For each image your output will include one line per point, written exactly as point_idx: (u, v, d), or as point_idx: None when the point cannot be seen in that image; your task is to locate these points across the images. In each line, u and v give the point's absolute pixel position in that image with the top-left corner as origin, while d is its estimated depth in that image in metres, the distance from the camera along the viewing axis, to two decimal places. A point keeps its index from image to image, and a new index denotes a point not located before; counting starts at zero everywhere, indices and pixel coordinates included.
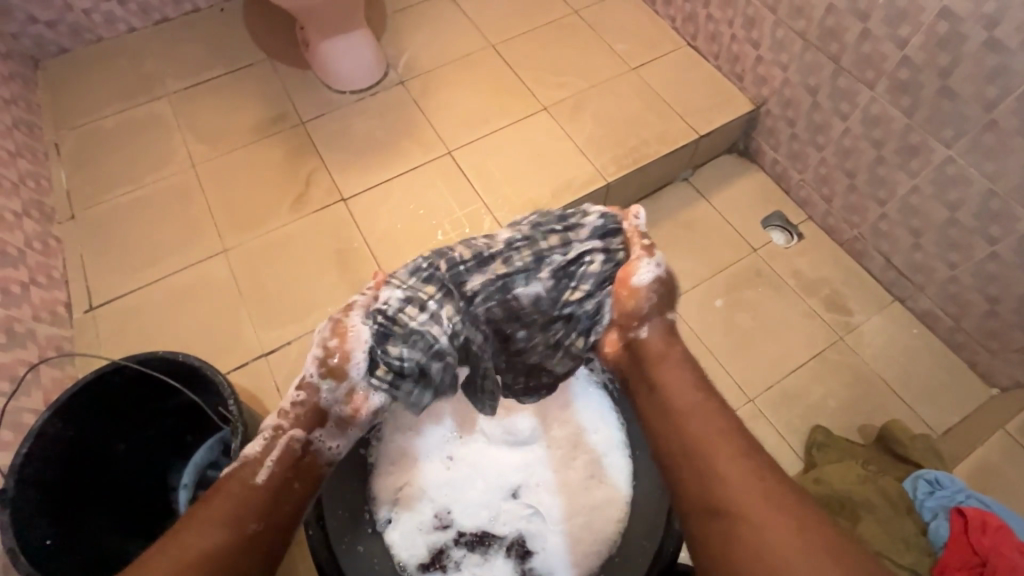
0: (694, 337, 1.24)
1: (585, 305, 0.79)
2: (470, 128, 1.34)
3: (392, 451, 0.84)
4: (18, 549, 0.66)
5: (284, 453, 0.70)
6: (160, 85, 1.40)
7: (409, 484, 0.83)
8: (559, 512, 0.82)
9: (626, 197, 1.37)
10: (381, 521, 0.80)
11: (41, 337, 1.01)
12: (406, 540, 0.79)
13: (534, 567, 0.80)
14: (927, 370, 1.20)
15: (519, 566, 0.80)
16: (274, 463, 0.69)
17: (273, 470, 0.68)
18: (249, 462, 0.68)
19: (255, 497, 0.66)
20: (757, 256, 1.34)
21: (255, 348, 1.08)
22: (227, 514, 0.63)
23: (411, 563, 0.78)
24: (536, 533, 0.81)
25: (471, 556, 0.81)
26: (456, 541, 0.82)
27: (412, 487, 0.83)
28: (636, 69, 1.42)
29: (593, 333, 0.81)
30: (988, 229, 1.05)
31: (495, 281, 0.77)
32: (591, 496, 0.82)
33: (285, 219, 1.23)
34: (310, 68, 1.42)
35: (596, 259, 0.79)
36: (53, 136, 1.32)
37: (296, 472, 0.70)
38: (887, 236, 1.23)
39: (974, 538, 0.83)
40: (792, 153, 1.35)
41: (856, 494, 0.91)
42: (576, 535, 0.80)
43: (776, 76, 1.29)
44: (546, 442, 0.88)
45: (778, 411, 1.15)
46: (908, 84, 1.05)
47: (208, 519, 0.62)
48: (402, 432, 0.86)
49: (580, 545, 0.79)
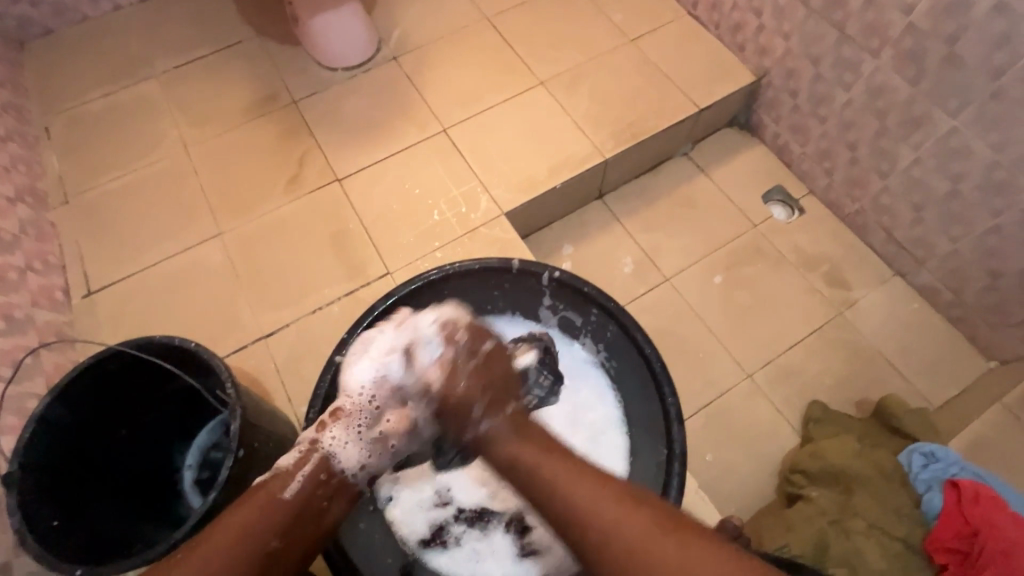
0: (693, 315, 1.23)
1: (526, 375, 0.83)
2: (465, 106, 1.31)
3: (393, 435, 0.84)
4: (25, 529, 0.67)
5: (316, 466, 0.67)
6: (148, 65, 1.37)
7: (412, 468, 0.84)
8: None
9: (624, 172, 1.35)
10: (383, 499, 0.82)
11: (40, 323, 1.02)
12: (406, 517, 0.81)
13: (530, 542, 0.81)
14: (926, 345, 1.19)
15: (516, 541, 0.81)
16: (305, 478, 0.65)
17: (302, 485, 0.64)
18: (281, 475, 0.65)
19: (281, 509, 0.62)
20: (757, 232, 1.33)
21: (254, 331, 1.08)
22: (243, 524, 0.59)
23: (412, 539, 0.80)
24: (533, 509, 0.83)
25: (471, 534, 0.82)
26: (455, 517, 0.83)
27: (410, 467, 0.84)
28: (634, 41, 1.38)
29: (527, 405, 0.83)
30: (991, 202, 1.03)
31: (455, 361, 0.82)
32: None
33: (280, 201, 1.22)
34: (300, 46, 1.39)
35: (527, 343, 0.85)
36: (42, 120, 1.30)
37: (324, 491, 0.66)
38: (889, 210, 1.21)
39: (966, 509, 0.83)
40: (794, 126, 1.32)
41: (850, 468, 0.92)
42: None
43: (777, 46, 1.26)
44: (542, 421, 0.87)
45: (777, 386, 1.16)
46: (913, 52, 1.02)
47: (233, 525, 0.59)
48: None
49: None
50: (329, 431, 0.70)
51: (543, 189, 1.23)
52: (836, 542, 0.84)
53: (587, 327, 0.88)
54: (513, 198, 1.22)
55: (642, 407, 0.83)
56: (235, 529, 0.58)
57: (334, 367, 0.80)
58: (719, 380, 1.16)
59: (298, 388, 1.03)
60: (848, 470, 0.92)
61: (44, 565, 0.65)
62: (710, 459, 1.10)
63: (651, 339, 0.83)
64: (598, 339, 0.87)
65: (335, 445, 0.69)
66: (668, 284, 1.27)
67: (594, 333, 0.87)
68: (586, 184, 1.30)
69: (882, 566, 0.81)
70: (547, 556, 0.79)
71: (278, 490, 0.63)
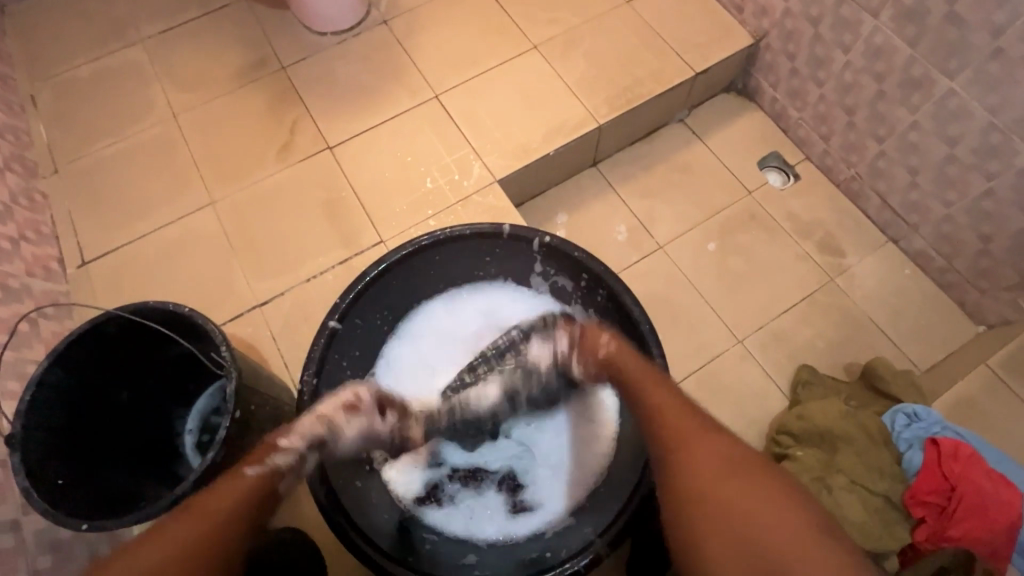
0: (686, 282, 1.24)
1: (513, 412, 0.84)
2: (457, 70, 1.29)
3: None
4: (31, 487, 0.69)
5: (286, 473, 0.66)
6: (133, 31, 1.34)
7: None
8: (546, 449, 0.86)
9: (619, 139, 1.34)
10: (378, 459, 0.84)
11: (36, 292, 1.02)
12: (401, 476, 0.84)
13: (522, 500, 0.84)
14: (916, 310, 1.20)
15: (509, 499, 0.84)
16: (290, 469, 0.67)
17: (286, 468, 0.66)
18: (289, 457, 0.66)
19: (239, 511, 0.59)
20: (752, 198, 1.32)
21: (249, 299, 1.09)
22: (215, 504, 0.59)
23: (408, 498, 0.83)
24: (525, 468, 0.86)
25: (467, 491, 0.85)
26: (450, 476, 0.86)
27: None
28: (631, 3, 1.35)
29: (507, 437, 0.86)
30: (987, 165, 1.03)
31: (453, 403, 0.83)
32: (581, 432, 0.86)
33: (271, 170, 1.21)
34: (288, 9, 1.35)
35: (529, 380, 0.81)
36: (27, 87, 1.28)
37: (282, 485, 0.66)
38: (885, 175, 1.21)
39: (945, 466, 0.86)
40: (792, 90, 1.30)
41: (835, 429, 0.94)
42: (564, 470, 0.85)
43: (777, 7, 1.23)
44: None
45: (767, 351, 1.17)
46: (914, 11, 1.00)
47: (202, 508, 0.58)
48: (394, 378, 0.90)
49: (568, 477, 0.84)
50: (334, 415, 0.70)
51: (537, 156, 1.22)
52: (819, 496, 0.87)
53: (578, 291, 0.88)
54: (506, 165, 1.21)
55: None
56: (208, 512, 0.58)
57: (327, 332, 0.80)
58: (711, 346, 1.18)
59: (294, 354, 1.05)
60: (833, 430, 0.94)
61: (53, 520, 0.67)
62: None
63: (641, 303, 0.81)
64: (588, 303, 0.88)
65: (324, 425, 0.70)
66: (662, 251, 1.27)
67: (584, 300, 0.88)
68: (580, 151, 1.29)
69: (861, 519, 0.85)
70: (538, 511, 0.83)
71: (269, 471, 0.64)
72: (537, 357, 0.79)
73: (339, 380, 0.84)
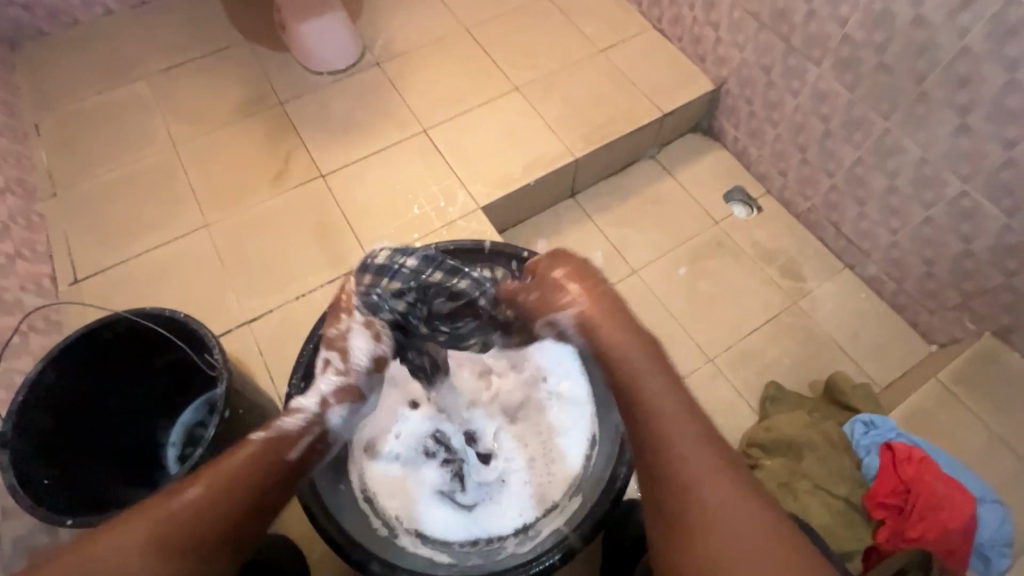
0: (658, 303, 1.31)
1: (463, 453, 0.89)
2: (445, 108, 1.39)
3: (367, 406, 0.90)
4: (17, 485, 0.69)
5: (314, 437, 0.75)
6: (139, 67, 1.43)
7: (403, 436, 0.88)
8: (500, 460, 0.88)
9: (596, 172, 1.43)
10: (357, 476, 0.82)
11: (28, 306, 1.04)
12: (387, 490, 0.83)
13: (496, 502, 0.84)
14: (872, 330, 1.28)
15: (482, 501, 0.85)
16: (306, 444, 0.74)
17: (305, 448, 0.73)
18: (285, 436, 0.72)
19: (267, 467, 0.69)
20: (719, 228, 1.42)
21: (238, 317, 1.13)
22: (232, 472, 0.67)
23: (397, 516, 0.81)
24: (495, 474, 0.87)
25: (439, 476, 0.87)
26: (433, 495, 0.85)
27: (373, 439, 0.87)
28: (604, 52, 1.47)
29: (450, 464, 0.87)
30: (923, 195, 1.12)
31: (449, 463, 0.88)
32: (542, 448, 0.87)
33: (266, 196, 1.27)
34: (288, 52, 1.45)
35: (477, 449, 0.89)
36: (33, 116, 1.35)
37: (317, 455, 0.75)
38: (837, 207, 1.31)
39: (900, 469, 0.91)
40: (751, 130, 1.42)
41: (800, 437, 0.99)
42: (530, 476, 0.86)
43: (733, 57, 1.36)
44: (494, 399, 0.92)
45: (737, 369, 1.24)
46: (850, 60, 1.12)
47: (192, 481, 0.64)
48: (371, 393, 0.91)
49: (536, 482, 0.85)
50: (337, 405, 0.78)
51: (518, 186, 1.30)
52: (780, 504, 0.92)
53: None
54: (489, 193, 1.29)
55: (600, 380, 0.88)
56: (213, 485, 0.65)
57: (317, 338, 0.84)
58: (683, 365, 1.24)
59: (281, 370, 1.08)
60: (798, 439, 0.99)
61: (39, 518, 0.67)
62: None
63: None
64: None
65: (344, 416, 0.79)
66: (637, 276, 1.35)
67: None
68: (558, 182, 1.37)
69: (824, 521, 0.89)
70: (511, 509, 0.83)
71: (283, 451, 0.71)
72: (472, 446, 0.89)
73: None
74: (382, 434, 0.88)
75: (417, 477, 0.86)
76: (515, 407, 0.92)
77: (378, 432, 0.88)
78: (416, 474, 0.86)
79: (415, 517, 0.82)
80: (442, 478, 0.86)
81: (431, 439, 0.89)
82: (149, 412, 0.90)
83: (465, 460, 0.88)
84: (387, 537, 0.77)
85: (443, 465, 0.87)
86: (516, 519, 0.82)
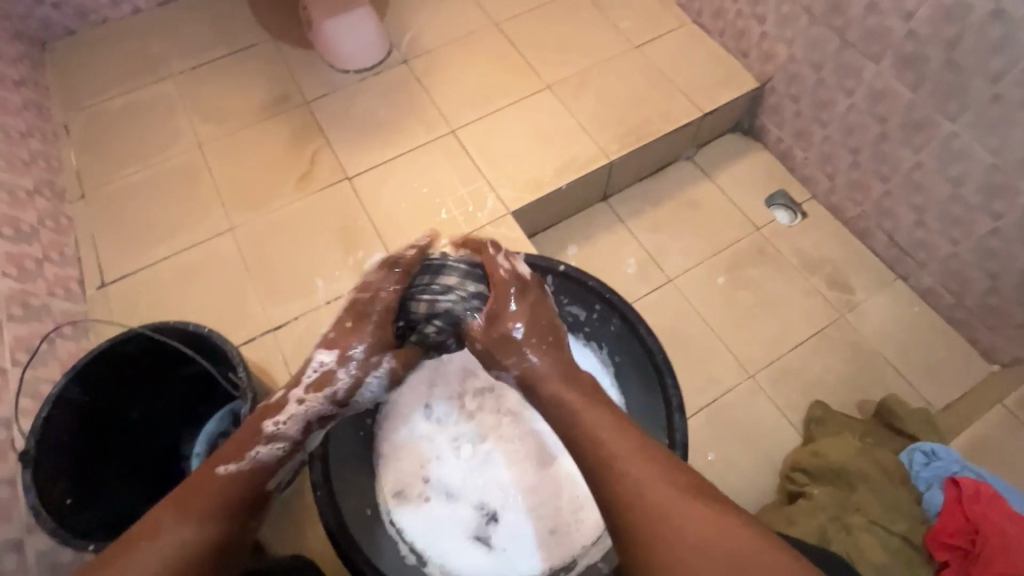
0: (694, 314, 1.25)
1: (494, 489, 0.84)
2: (473, 107, 1.34)
3: (397, 433, 0.86)
4: (39, 506, 0.68)
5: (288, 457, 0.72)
6: (166, 66, 1.41)
7: (432, 471, 0.85)
8: (529, 500, 0.83)
9: (630, 175, 1.37)
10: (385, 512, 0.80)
11: (55, 311, 1.03)
12: (416, 527, 0.81)
13: (524, 546, 0.80)
14: (926, 347, 1.20)
15: (510, 544, 0.81)
16: (283, 467, 0.71)
17: (281, 475, 0.72)
18: (262, 468, 0.69)
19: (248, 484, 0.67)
20: (760, 234, 1.34)
21: (262, 324, 1.11)
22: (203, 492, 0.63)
23: (424, 554, 0.79)
24: (525, 515, 0.82)
25: (468, 513, 0.83)
26: (461, 534, 0.81)
27: (403, 471, 0.84)
28: (640, 47, 1.40)
29: (480, 502, 0.84)
30: (991, 205, 1.03)
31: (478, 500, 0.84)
32: (574, 490, 0.83)
33: (291, 198, 1.24)
34: (314, 49, 1.42)
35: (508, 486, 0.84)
36: (63, 116, 1.34)
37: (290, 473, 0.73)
38: (891, 214, 1.22)
39: (966, 506, 0.85)
40: (796, 131, 1.33)
41: (851, 465, 0.93)
42: (561, 520, 0.81)
43: (780, 53, 1.27)
44: (525, 431, 0.88)
45: (778, 387, 1.17)
46: (913, 58, 1.03)
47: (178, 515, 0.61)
48: (401, 421, 0.87)
49: (565, 526, 0.81)
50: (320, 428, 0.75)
51: (549, 190, 1.25)
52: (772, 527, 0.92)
53: (588, 324, 0.88)
54: (519, 197, 1.24)
55: (643, 404, 0.82)
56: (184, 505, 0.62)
57: None
58: (721, 381, 1.18)
59: None
60: (848, 467, 0.93)
61: (60, 541, 0.66)
62: (712, 458, 1.11)
63: (654, 333, 0.83)
64: (602, 338, 0.87)
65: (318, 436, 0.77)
66: (672, 284, 1.29)
67: (594, 337, 0.88)
68: (590, 185, 1.31)
69: (882, 560, 0.83)
70: (540, 555, 0.79)
71: (259, 480, 0.68)
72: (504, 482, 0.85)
73: None
74: (411, 467, 0.85)
75: (446, 514, 0.82)
76: (549, 438, 0.87)
77: (408, 464, 0.85)
78: (445, 511, 0.83)
79: (442, 558, 0.79)
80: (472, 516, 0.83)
81: (461, 473, 0.85)
82: (170, 425, 0.90)
83: (494, 498, 0.84)
84: (415, 564, 0.78)
85: (472, 502, 0.84)
86: (542, 566, 0.79)
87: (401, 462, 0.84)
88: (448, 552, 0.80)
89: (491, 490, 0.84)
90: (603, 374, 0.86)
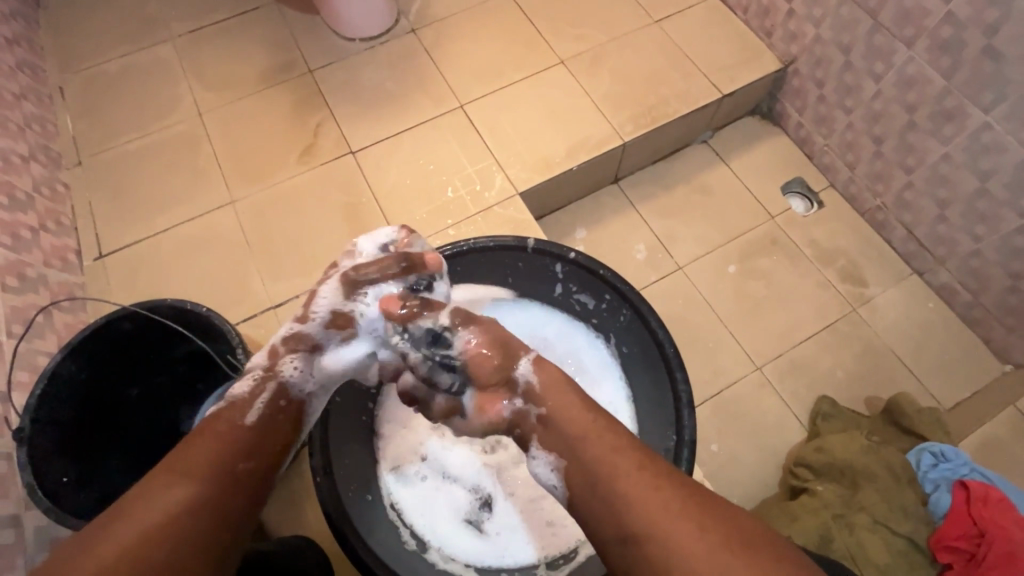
0: (704, 303, 1.22)
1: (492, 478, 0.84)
2: (483, 82, 1.28)
3: (401, 413, 0.86)
4: (34, 484, 0.67)
5: (272, 395, 0.69)
6: (165, 29, 1.36)
7: (434, 454, 0.85)
8: (527, 490, 0.83)
9: (644, 157, 1.33)
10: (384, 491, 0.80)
11: (52, 282, 1.01)
12: (413, 509, 0.81)
13: (518, 535, 0.80)
14: (939, 345, 1.17)
15: (504, 532, 0.80)
16: (264, 404, 0.68)
17: (262, 411, 0.67)
18: (237, 404, 0.67)
19: (242, 436, 0.64)
20: (774, 223, 1.30)
21: (265, 301, 1.09)
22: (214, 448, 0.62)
23: (420, 536, 0.79)
24: (520, 505, 0.82)
25: (464, 499, 0.83)
26: (456, 520, 0.81)
27: (406, 452, 0.84)
28: (659, 22, 1.34)
29: (478, 489, 0.84)
30: (1020, 202, 1.00)
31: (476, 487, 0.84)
32: None
33: (293, 171, 1.20)
34: (318, 15, 1.36)
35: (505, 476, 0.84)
36: (58, 79, 1.29)
37: (282, 413, 0.69)
38: (912, 207, 1.18)
39: (975, 511, 0.85)
40: (818, 117, 1.28)
41: (856, 463, 0.92)
42: (556, 513, 0.81)
43: (807, 33, 1.21)
44: None
45: (786, 380, 1.15)
46: (950, 43, 0.98)
47: (175, 480, 0.57)
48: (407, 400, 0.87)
49: (559, 519, 0.80)
50: (289, 358, 0.71)
51: (559, 171, 1.21)
52: (773, 526, 0.91)
53: (598, 313, 0.87)
54: (528, 177, 1.20)
55: (653, 396, 0.81)
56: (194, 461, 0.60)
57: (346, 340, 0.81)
58: (727, 372, 1.16)
59: None
60: (854, 465, 0.92)
61: (54, 520, 0.66)
62: (715, 449, 1.10)
63: (665, 324, 0.80)
64: (612, 327, 0.86)
65: (300, 375, 0.71)
66: (682, 272, 1.26)
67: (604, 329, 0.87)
68: (602, 167, 1.27)
69: (883, 561, 0.83)
70: (533, 545, 0.79)
71: (236, 416, 0.65)
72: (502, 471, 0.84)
73: (354, 392, 0.81)
74: (413, 448, 0.85)
75: (444, 498, 0.83)
76: None
77: (411, 444, 0.85)
78: (443, 494, 0.83)
79: (438, 542, 0.79)
80: (468, 503, 0.83)
81: (461, 458, 0.85)
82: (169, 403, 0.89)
83: (492, 486, 0.84)
84: (415, 550, 0.77)
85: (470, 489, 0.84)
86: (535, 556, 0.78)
87: (405, 443, 0.84)
88: (443, 536, 0.80)
89: (489, 478, 0.84)
90: (613, 370, 0.87)
